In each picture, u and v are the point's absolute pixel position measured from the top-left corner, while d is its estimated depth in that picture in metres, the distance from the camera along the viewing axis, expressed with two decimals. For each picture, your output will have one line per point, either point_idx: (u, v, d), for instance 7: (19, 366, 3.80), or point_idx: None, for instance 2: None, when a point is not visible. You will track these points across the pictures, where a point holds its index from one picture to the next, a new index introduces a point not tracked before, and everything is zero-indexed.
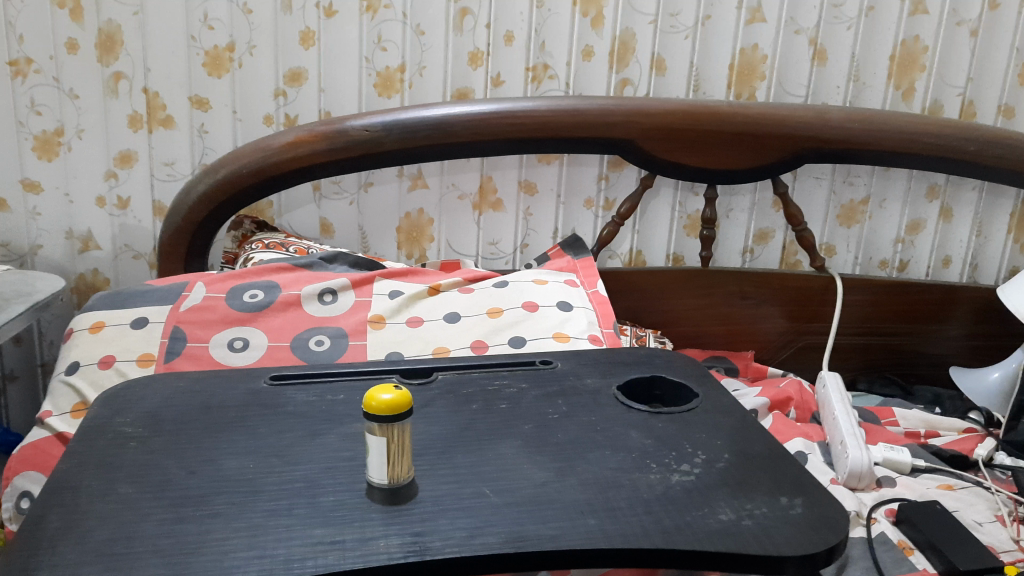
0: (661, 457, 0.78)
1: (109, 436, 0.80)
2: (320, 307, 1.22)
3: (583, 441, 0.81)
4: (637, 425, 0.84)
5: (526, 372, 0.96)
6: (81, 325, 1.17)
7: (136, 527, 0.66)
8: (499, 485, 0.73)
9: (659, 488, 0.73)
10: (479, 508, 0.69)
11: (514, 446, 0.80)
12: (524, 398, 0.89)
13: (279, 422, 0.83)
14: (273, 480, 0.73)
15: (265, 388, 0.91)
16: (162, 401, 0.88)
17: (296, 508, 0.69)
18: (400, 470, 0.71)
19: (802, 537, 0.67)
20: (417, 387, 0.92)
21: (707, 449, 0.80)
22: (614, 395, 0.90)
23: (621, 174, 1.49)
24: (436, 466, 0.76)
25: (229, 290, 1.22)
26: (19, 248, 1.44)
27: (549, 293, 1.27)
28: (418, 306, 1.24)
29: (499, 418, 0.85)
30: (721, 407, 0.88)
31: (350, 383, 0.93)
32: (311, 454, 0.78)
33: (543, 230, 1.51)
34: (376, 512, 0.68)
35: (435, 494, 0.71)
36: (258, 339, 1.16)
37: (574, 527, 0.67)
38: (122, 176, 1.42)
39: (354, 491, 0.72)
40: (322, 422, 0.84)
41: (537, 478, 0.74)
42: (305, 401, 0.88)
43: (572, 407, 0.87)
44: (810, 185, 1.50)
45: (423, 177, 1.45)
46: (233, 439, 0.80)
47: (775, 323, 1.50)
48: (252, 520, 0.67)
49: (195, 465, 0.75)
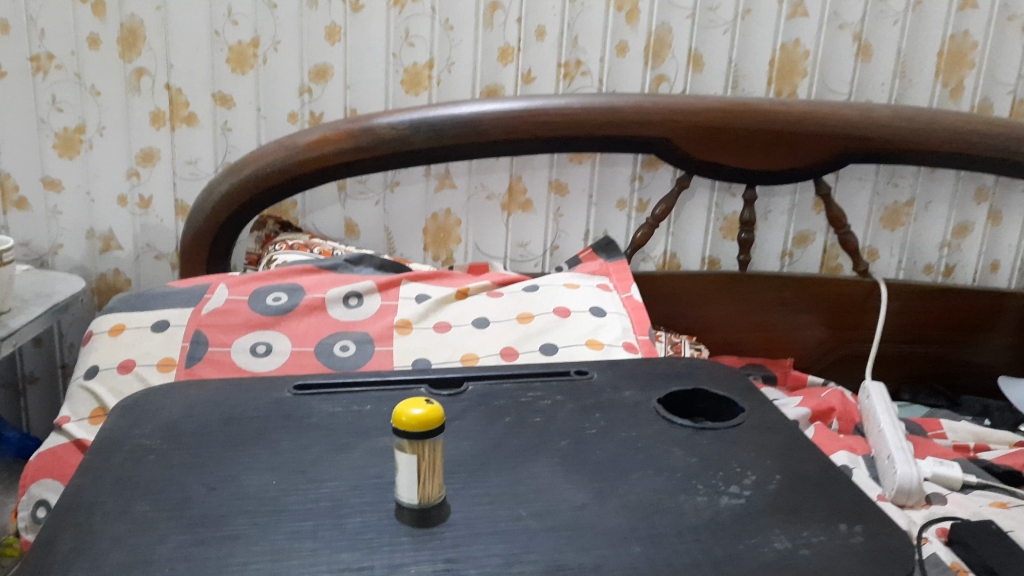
0: (708, 478, 0.73)
1: (126, 449, 0.77)
2: (345, 311, 1.18)
3: (624, 460, 0.76)
4: (681, 442, 0.79)
5: (561, 383, 0.91)
6: (101, 328, 1.14)
7: (152, 551, 0.62)
8: (536, 508, 0.68)
9: (707, 512, 0.68)
10: (515, 533, 0.65)
11: (550, 464, 0.75)
12: (560, 412, 0.85)
13: (303, 436, 0.79)
14: (297, 500, 0.69)
15: (289, 399, 0.87)
16: (181, 412, 0.84)
17: (322, 530, 0.65)
18: (431, 488, 0.67)
19: (865, 570, 0.61)
20: (447, 398, 0.87)
21: (759, 469, 0.74)
22: (654, 410, 0.85)
23: (656, 174, 1.44)
24: (469, 485, 0.71)
25: (253, 292, 1.18)
26: (39, 247, 1.41)
27: (581, 297, 1.22)
28: (445, 311, 1.20)
29: (534, 433, 0.80)
30: (769, 422, 0.83)
31: (376, 394, 0.89)
32: (337, 471, 0.73)
33: (574, 231, 1.47)
34: (405, 536, 0.64)
35: (469, 518, 0.67)
36: (281, 345, 1.12)
37: (617, 556, 0.62)
38: (144, 174, 1.39)
39: (382, 512, 0.68)
40: (348, 436, 0.80)
41: (576, 501, 0.69)
42: (330, 413, 0.84)
43: (611, 422, 0.83)
44: (852, 185, 1.45)
45: (451, 176, 1.41)
46: (255, 453, 0.76)
47: (814, 331, 1.44)
48: (274, 544, 0.63)
49: (215, 483, 0.71)
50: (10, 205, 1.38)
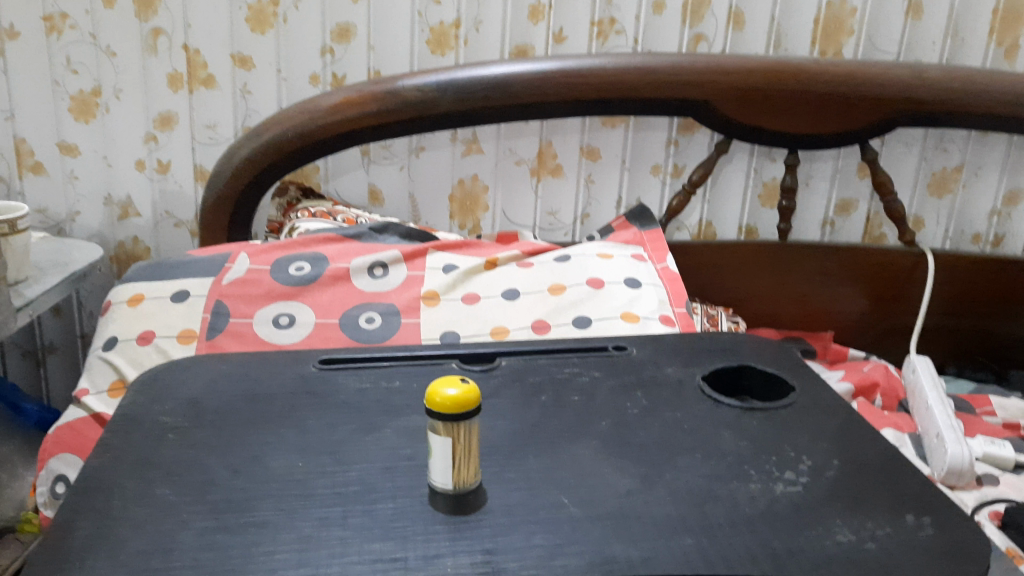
0: (760, 463, 0.69)
1: (145, 427, 0.73)
2: (370, 281, 1.14)
3: (669, 444, 0.71)
4: (729, 424, 0.75)
5: (600, 359, 0.87)
6: (120, 297, 1.11)
7: (174, 538, 0.59)
8: (579, 496, 0.64)
9: (761, 501, 0.64)
10: (557, 523, 0.61)
11: (591, 447, 0.71)
12: (599, 390, 0.80)
13: (330, 414, 0.76)
14: (325, 484, 0.65)
15: (315, 374, 0.83)
16: (202, 387, 0.80)
17: (351, 517, 0.61)
18: (465, 472, 0.63)
19: (935, 568, 0.57)
20: (480, 374, 0.83)
21: (814, 454, 0.70)
22: (700, 388, 0.81)
23: (692, 139, 1.38)
24: (506, 470, 0.67)
25: (275, 262, 1.14)
26: (56, 214, 1.38)
27: (616, 268, 1.17)
28: (474, 281, 1.15)
29: (573, 414, 0.76)
30: (823, 403, 0.78)
31: (406, 369, 0.85)
32: (367, 452, 0.70)
33: (606, 199, 1.41)
34: (441, 524, 0.61)
35: (507, 505, 0.63)
36: (305, 317, 1.08)
37: (669, 549, 0.59)
38: (162, 139, 1.35)
39: (415, 498, 0.64)
40: (378, 414, 0.76)
41: (620, 489, 0.65)
42: (358, 389, 0.80)
43: (654, 402, 0.78)
44: (899, 150, 1.38)
45: (478, 141, 1.36)
46: (280, 433, 0.72)
47: (856, 304, 1.39)
48: (302, 531, 0.60)
49: (238, 464, 0.68)
50: (26, 170, 1.35)
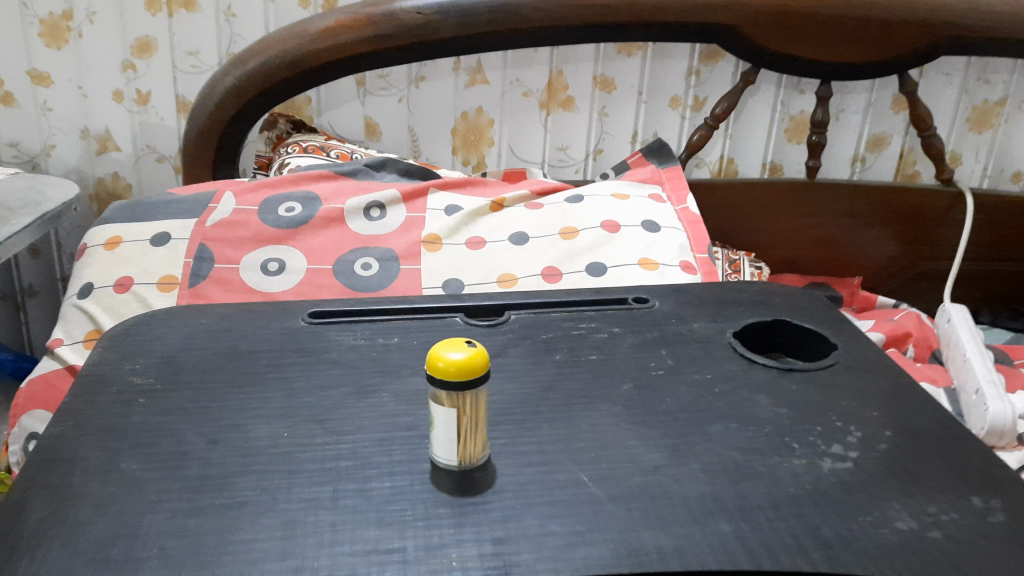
0: (802, 434, 0.61)
1: (113, 389, 0.66)
2: (367, 224, 1.05)
3: (700, 408, 0.64)
4: (765, 386, 0.67)
5: (618, 312, 0.79)
6: (96, 240, 1.02)
7: (138, 521, 0.51)
8: (600, 472, 0.57)
9: (808, 479, 0.56)
10: (576, 504, 0.54)
11: (613, 413, 0.63)
12: (619, 348, 0.72)
13: (319, 375, 0.68)
14: (313, 458, 0.58)
15: (304, 328, 0.75)
16: (179, 343, 0.72)
17: (342, 499, 0.54)
18: (472, 448, 0.56)
19: (1011, 561, 0.50)
20: (486, 330, 0.75)
21: (864, 424, 0.62)
22: (730, 346, 0.73)
23: (715, 68, 1.28)
24: (517, 441, 0.60)
25: (263, 202, 1.05)
26: (30, 148, 1.28)
27: (633, 209, 1.08)
28: (479, 224, 1.06)
29: (591, 374, 0.68)
30: (868, 363, 0.70)
31: (404, 324, 0.77)
32: (359, 420, 0.62)
33: (620, 133, 1.32)
34: (444, 507, 0.53)
35: (520, 484, 0.55)
36: (295, 262, 1.00)
37: (704, 536, 0.51)
38: (141, 67, 1.25)
39: (414, 475, 0.56)
40: (373, 376, 0.68)
41: (647, 462, 0.58)
42: (351, 346, 0.72)
43: (680, 361, 0.70)
44: (938, 82, 1.27)
45: (483, 71, 1.25)
46: (263, 396, 0.65)
47: (886, 248, 1.30)
48: (285, 515, 0.52)
49: (215, 433, 0.60)
50: None
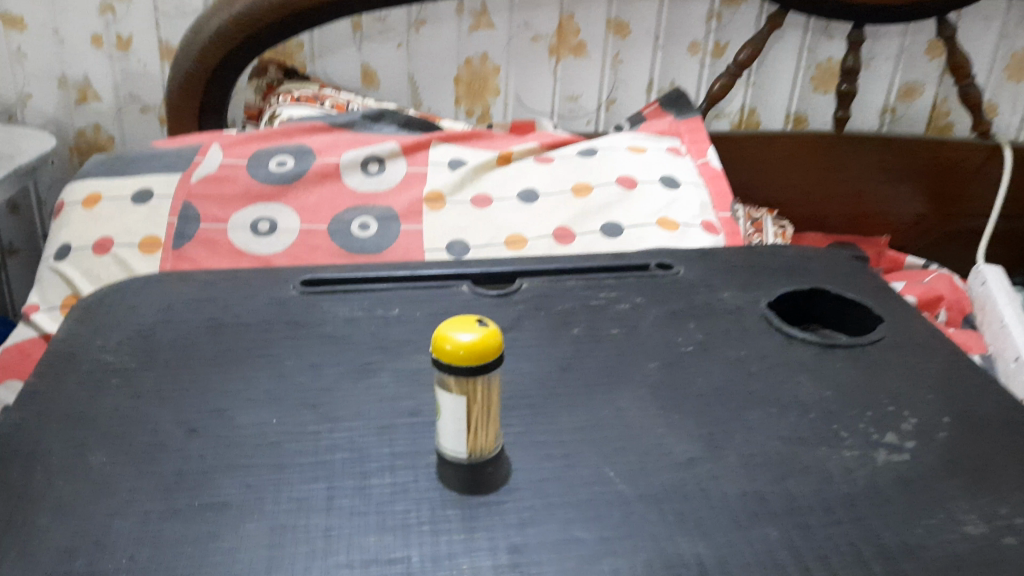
0: (851, 421, 0.55)
1: (83, 369, 0.59)
2: (364, 179, 0.97)
3: (736, 391, 0.57)
4: (806, 365, 0.60)
5: (640, 280, 0.72)
6: (73, 198, 0.95)
7: (107, 526, 0.45)
8: (627, 467, 0.51)
9: (861, 474, 0.50)
10: (602, 506, 0.47)
11: (638, 397, 0.57)
12: (643, 321, 0.66)
13: (312, 352, 0.61)
14: (304, 450, 0.51)
15: (296, 297, 0.69)
16: (158, 315, 0.66)
17: (338, 499, 0.48)
18: (483, 438, 0.49)
19: None
20: (496, 301, 0.69)
21: (919, 410, 0.56)
22: (765, 318, 0.66)
23: (738, 11, 1.19)
24: (534, 430, 0.53)
25: (253, 156, 0.98)
26: (5, 98, 1.20)
27: (651, 164, 1.00)
28: (485, 180, 0.99)
29: (613, 352, 0.62)
30: (918, 338, 0.64)
31: (405, 293, 0.70)
32: (358, 404, 0.56)
33: (635, 82, 1.24)
34: (453, 509, 0.47)
35: (538, 481, 0.49)
36: (288, 222, 0.93)
37: (749, 543, 0.45)
38: (121, 10, 1.16)
39: (419, 470, 0.50)
40: (372, 352, 0.61)
41: (679, 455, 0.51)
42: (348, 318, 0.66)
43: (710, 335, 0.64)
44: (976, 26, 1.19)
45: (488, 14, 1.17)
46: (250, 377, 0.58)
47: (915, 204, 1.22)
48: (273, 519, 0.46)
49: (196, 421, 0.54)
50: None
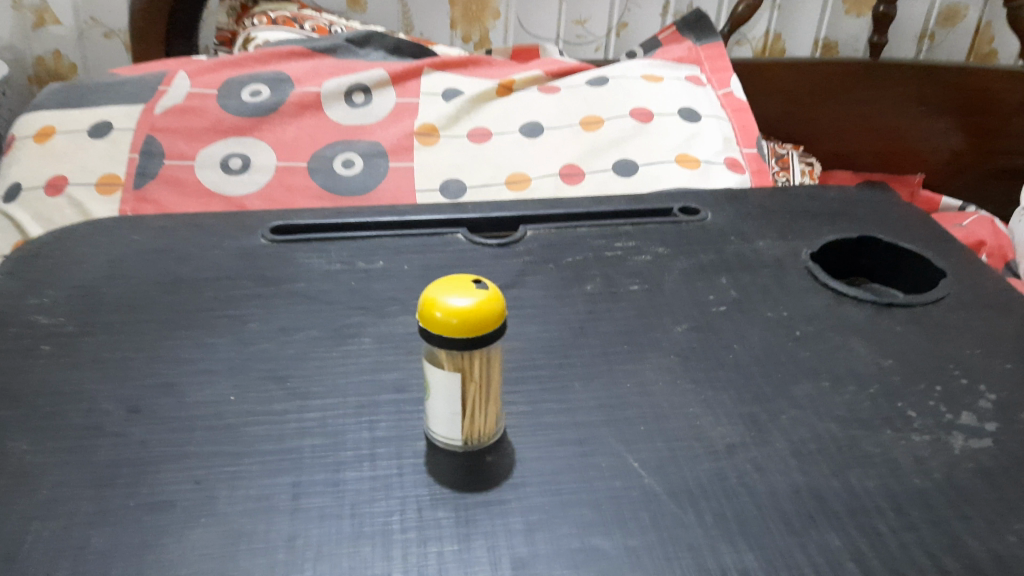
0: (919, 398, 0.46)
1: (11, 332, 0.50)
2: (349, 111, 0.87)
3: (780, 360, 0.49)
4: (860, 328, 0.51)
5: (661, 227, 0.63)
6: (24, 131, 0.85)
7: (21, 533, 0.37)
8: (655, 456, 0.42)
9: (936, 465, 0.41)
10: (627, 506, 0.39)
11: (666, 369, 0.48)
12: (667, 276, 0.57)
13: (282, 313, 0.52)
14: (267, 436, 0.43)
15: (265, 247, 0.60)
16: (105, 268, 0.57)
17: (306, 498, 0.39)
18: (481, 422, 0.41)
19: None
20: (497, 253, 0.60)
21: (997, 383, 0.47)
22: (809, 272, 0.57)
23: None
24: (542, 410, 0.45)
25: (224, 84, 0.87)
26: None
27: (668, 94, 0.90)
28: (483, 112, 0.89)
29: (634, 313, 0.53)
30: (987, 296, 0.55)
31: (392, 242, 0.61)
32: (334, 377, 0.47)
33: (649, 5, 1.12)
34: (445, 511, 0.39)
35: (548, 474, 0.41)
36: (263, 159, 0.83)
37: (808, 555, 0.37)
38: None
39: (405, 460, 0.42)
40: (352, 313, 0.53)
41: (716, 440, 0.43)
42: (325, 272, 0.57)
43: (746, 293, 0.55)
44: None
45: None
46: (207, 344, 0.49)
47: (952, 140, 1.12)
48: (226, 524, 0.38)
49: (139, 398, 0.45)
50: None
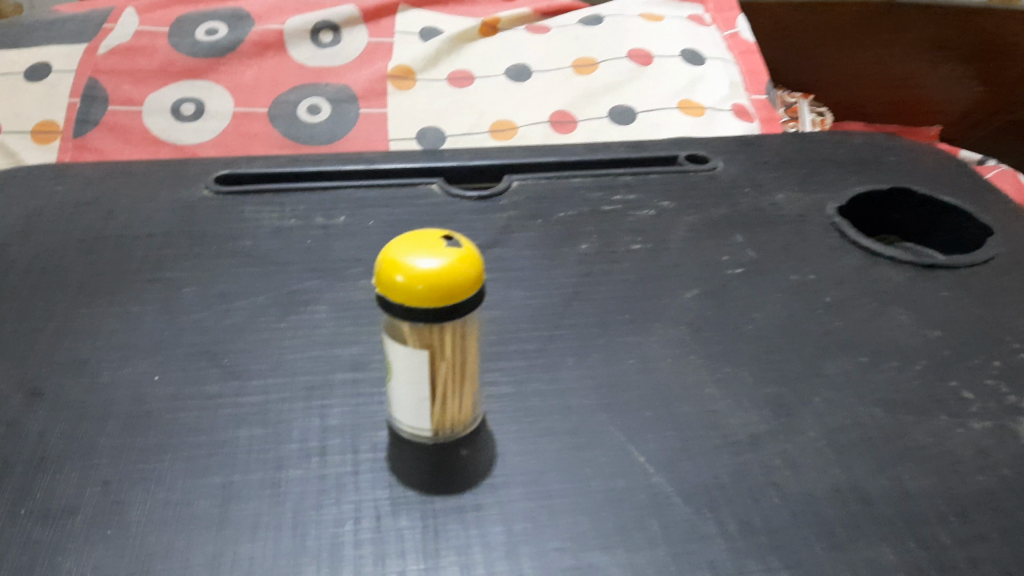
0: (975, 375, 0.39)
1: None
2: (315, 52, 0.78)
3: (808, 332, 0.41)
4: (899, 293, 0.44)
5: (664, 178, 0.55)
6: None
7: None
8: (665, 449, 0.35)
9: (1003, 458, 0.34)
10: (632, 512, 0.32)
11: (674, 341, 0.41)
12: (672, 232, 0.49)
13: (223, 277, 0.45)
14: (195, 426, 0.35)
15: (209, 200, 0.52)
16: (17, 224, 0.49)
17: (237, 505, 0.32)
18: (454, 409, 0.34)
19: None
20: (478, 206, 0.52)
21: None
22: (836, 229, 0.50)
23: None
24: (528, 391, 0.38)
25: (176, 22, 0.78)
26: None
27: (669, 34, 0.82)
28: (465, 54, 0.80)
29: (636, 276, 0.46)
30: None
31: (357, 193, 0.53)
32: (282, 352, 0.39)
33: None
34: (409, 520, 0.31)
35: (535, 472, 0.34)
36: (219, 104, 0.74)
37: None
38: None
39: (362, 454, 0.34)
40: (306, 276, 0.45)
41: (737, 429, 0.36)
42: (278, 228, 0.49)
43: (765, 252, 0.48)
44: None
45: None
46: (132, 313, 0.42)
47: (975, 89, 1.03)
48: (135, 539, 0.30)
49: (42, 380, 0.37)
50: None
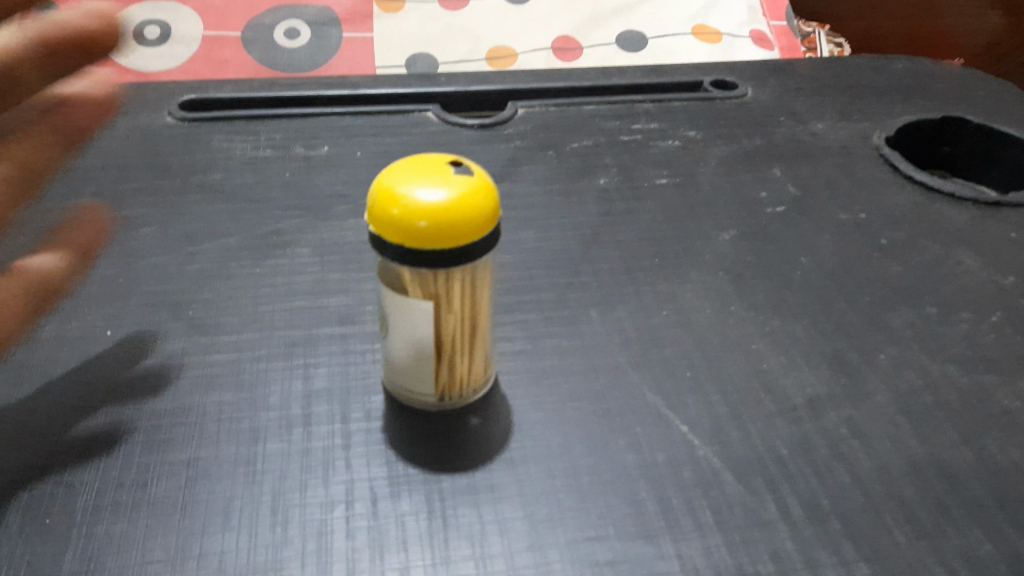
0: None
1: None
2: None
3: (864, 278, 0.36)
4: (963, 234, 0.39)
5: (689, 106, 0.49)
6: None
7: None
8: (711, 416, 0.30)
9: None
10: (676, 494, 0.27)
11: (713, 289, 0.35)
12: (701, 166, 0.44)
13: (189, 216, 0.39)
14: (154, 391, 0.30)
15: (174, 130, 0.45)
16: None
17: (205, 487, 0.26)
18: (463, 370, 0.29)
19: None
20: (481, 136, 0.46)
21: None
22: (885, 162, 0.44)
23: None
24: (547, 348, 0.32)
25: None
26: None
27: None
28: None
29: (663, 215, 0.40)
30: None
31: (343, 120, 0.47)
32: (258, 302, 0.34)
33: None
34: (412, 504, 0.26)
35: (560, 443, 0.28)
36: (187, 27, 0.67)
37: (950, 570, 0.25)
38: None
39: (354, 425, 0.29)
40: (286, 214, 0.39)
41: (793, 392, 0.31)
42: (253, 161, 0.43)
43: (808, 188, 0.42)
44: None
45: None
46: None
47: None
48: (78, 532, 0.25)
49: None
50: None
